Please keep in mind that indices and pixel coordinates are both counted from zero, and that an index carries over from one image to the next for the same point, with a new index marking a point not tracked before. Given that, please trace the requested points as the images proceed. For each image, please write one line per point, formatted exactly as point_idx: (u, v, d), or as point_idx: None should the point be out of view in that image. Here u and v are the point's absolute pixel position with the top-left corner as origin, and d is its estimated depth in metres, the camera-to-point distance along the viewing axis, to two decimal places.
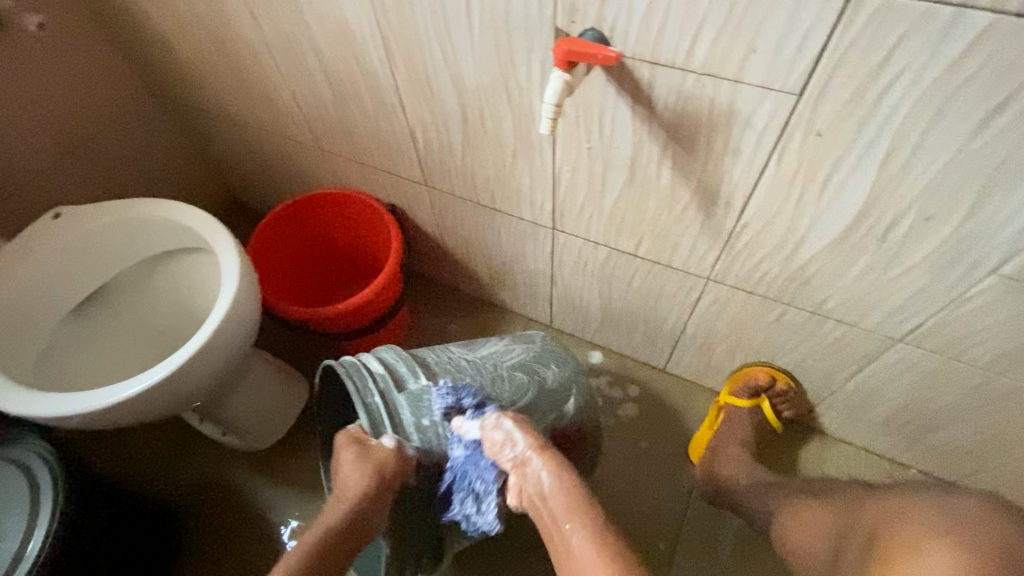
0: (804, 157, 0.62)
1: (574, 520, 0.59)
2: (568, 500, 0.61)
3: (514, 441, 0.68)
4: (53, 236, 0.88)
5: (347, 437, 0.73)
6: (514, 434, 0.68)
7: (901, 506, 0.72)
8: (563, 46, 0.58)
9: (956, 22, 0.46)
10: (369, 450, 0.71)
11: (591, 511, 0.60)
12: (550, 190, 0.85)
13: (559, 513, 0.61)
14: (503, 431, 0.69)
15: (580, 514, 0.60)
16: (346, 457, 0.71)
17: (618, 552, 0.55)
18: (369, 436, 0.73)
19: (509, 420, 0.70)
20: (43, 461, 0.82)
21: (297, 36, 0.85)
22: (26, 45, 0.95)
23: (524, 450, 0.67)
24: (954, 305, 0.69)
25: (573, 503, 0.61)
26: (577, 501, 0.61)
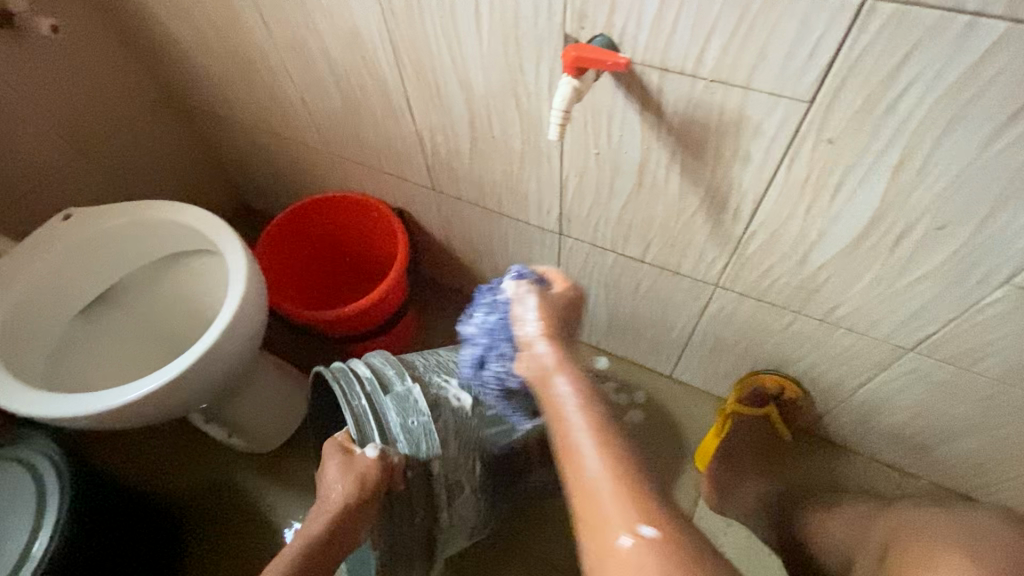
0: (815, 165, 0.61)
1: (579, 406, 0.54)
2: (579, 390, 0.55)
3: (535, 324, 0.61)
4: (65, 238, 0.89)
5: (334, 445, 0.74)
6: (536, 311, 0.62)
7: (914, 518, 0.72)
8: (572, 53, 0.58)
9: (971, 30, 0.45)
10: (352, 461, 0.71)
11: (601, 409, 0.54)
12: (558, 195, 0.85)
13: (567, 406, 0.54)
14: (527, 309, 0.63)
15: (590, 409, 0.53)
16: (331, 468, 0.72)
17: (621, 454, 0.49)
18: (355, 445, 0.73)
19: (536, 296, 0.64)
20: (51, 462, 0.83)
21: (307, 40, 0.85)
22: (40, 48, 0.96)
23: (538, 337, 0.60)
24: (968, 314, 0.68)
25: (579, 390, 0.55)
26: (586, 392, 0.55)
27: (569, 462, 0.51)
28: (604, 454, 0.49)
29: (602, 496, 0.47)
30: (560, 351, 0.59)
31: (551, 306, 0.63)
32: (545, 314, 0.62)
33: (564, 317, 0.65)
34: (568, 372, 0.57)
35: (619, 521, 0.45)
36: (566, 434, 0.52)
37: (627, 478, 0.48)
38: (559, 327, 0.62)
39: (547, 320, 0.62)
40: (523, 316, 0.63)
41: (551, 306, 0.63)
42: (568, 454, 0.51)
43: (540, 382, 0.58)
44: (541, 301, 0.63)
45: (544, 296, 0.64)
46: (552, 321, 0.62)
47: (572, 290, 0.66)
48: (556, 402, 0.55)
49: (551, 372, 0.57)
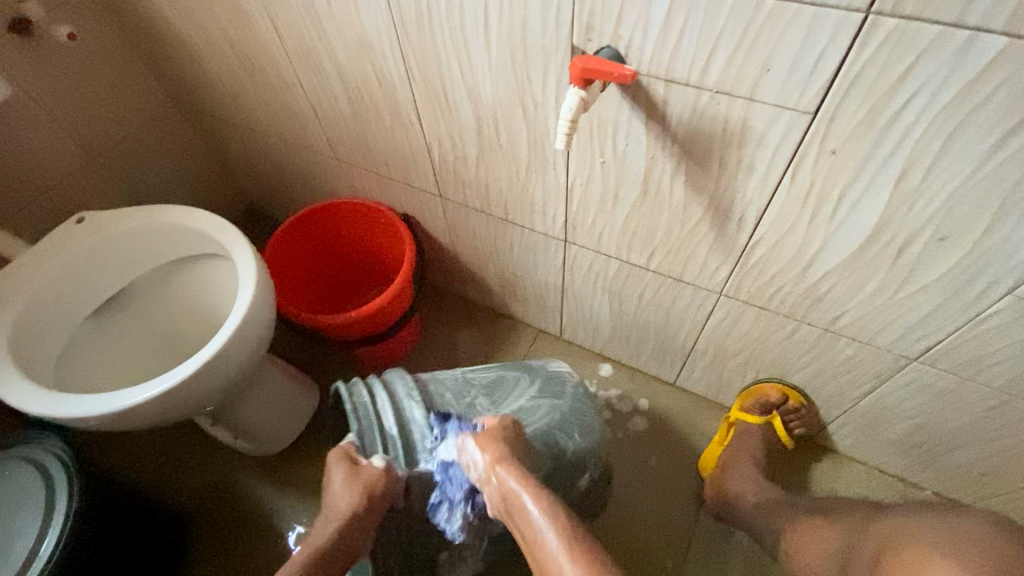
0: (818, 175, 0.62)
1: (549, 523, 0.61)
2: (544, 502, 0.63)
3: (484, 460, 0.69)
4: (77, 240, 0.91)
5: (338, 454, 0.75)
6: (478, 441, 0.70)
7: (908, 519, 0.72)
8: (579, 64, 0.59)
9: (972, 45, 0.46)
10: (359, 470, 0.73)
11: (564, 513, 0.62)
12: (563, 204, 0.86)
13: (535, 523, 0.62)
14: (474, 450, 0.70)
15: (556, 518, 0.61)
16: (336, 479, 0.73)
17: (595, 557, 0.56)
18: (359, 456, 0.75)
19: (479, 435, 0.72)
20: (59, 462, 0.83)
21: (318, 49, 0.87)
22: (57, 54, 0.98)
23: (491, 464, 0.68)
24: (970, 325, 0.69)
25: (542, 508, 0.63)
26: (548, 507, 0.63)
27: (551, 571, 0.58)
28: (578, 553, 0.57)
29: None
30: (517, 475, 0.67)
31: (498, 436, 0.72)
32: (495, 448, 0.70)
33: (512, 439, 0.72)
34: (531, 488, 0.65)
35: None
36: (544, 551, 0.59)
37: (597, 567, 0.55)
38: (510, 453, 0.70)
39: (498, 449, 0.70)
40: (470, 458, 0.71)
41: (498, 437, 0.72)
42: (549, 572, 0.58)
43: (510, 503, 0.66)
44: (489, 426, 0.73)
45: (489, 434, 0.72)
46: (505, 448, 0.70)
47: (503, 421, 0.74)
48: (526, 518, 0.63)
49: (517, 491, 0.65)
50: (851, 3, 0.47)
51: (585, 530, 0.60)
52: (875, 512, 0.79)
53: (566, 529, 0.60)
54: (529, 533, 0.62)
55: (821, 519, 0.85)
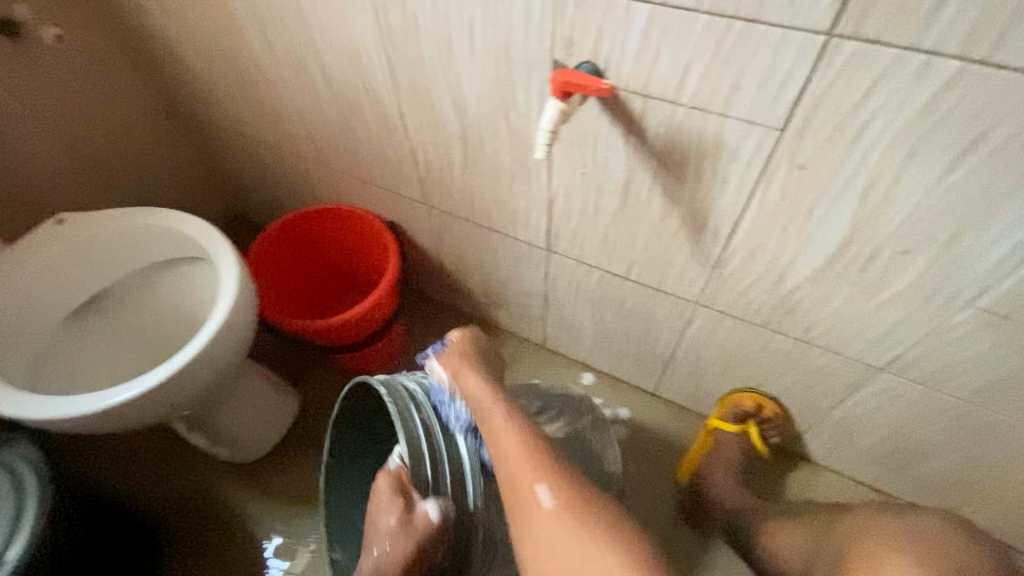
0: (789, 189, 0.64)
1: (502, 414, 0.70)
2: (503, 407, 0.71)
3: (449, 371, 0.77)
4: (57, 241, 0.90)
5: (389, 487, 0.75)
6: (448, 359, 0.79)
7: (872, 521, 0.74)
8: (559, 78, 0.61)
9: (927, 68, 0.49)
10: (379, 482, 0.77)
11: (523, 416, 0.70)
12: (546, 213, 0.87)
13: (494, 422, 0.69)
14: (440, 369, 0.79)
15: (515, 420, 0.69)
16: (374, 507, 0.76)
17: (541, 446, 0.66)
18: (379, 468, 0.80)
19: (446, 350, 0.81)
20: (30, 466, 0.82)
21: (306, 56, 0.88)
22: (44, 55, 0.98)
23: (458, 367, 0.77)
24: (933, 336, 0.71)
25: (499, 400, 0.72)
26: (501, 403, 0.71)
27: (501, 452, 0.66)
28: (532, 448, 0.65)
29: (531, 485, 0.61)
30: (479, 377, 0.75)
31: (466, 348, 0.80)
32: (461, 358, 0.78)
33: (474, 350, 0.80)
34: (507, 435, 0.67)
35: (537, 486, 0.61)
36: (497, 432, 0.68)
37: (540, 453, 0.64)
38: (475, 364, 0.77)
39: (466, 362, 0.77)
40: (441, 376, 0.79)
41: (466, 348, 0.80)
42: (503, 458, 0.65)
43: (474, 406, 0.73)
44: (460, 336, 0.82)
45: (456, 348, 0.80)
46: (470, 354, 0.79)
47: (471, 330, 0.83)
48: (484, 410, 0.71)
49: (477, 391, 0.73)
50: (816, 25, 0.50)
51: (532, 429, 0.68)
52: (837, 513, 0.82)
53: (522, 422, 0.69)
54: (488, 423, 0.70)
55: (790, 522, 0.87)
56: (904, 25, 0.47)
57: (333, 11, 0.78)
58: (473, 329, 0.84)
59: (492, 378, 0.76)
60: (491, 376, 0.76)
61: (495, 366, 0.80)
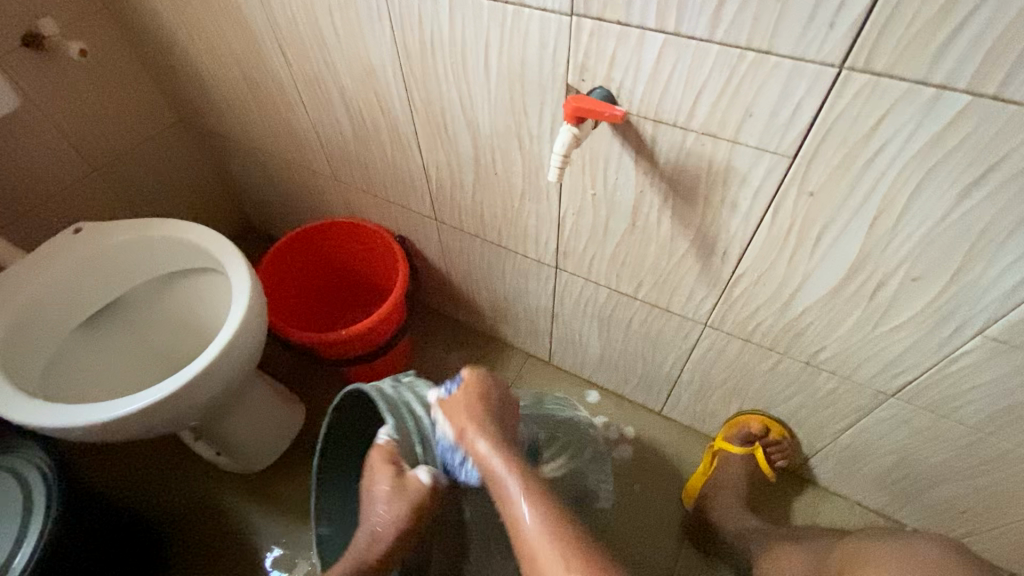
0: (797, 215, 0.65)
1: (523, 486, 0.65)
2: (511, 466, 0.67)
3: (455, 430, 0.72)
4: (74, 250, 0.92)
5: (380, 458, 0.74)
6: (454, 416, 0.73)
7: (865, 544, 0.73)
8: (573, 103, 0.62)
9: (937, 101, 0.50)
10: (403, 480, 0.72)
11: (534, 478, 0.66)
12: (556, 231, 0.88)
13: (506, 486, 0.66)
14: (446, 422, 0.73)
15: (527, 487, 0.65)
16: (377, 492, 0.72)
17: (564, 523, 0.61)
18: (403, 461, 0.74)
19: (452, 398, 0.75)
20: (41, 472, 0.83)
21: (323, 75, 0.90)
22: (67, 69, 1.01)
23: (467, 429, 0.71)
24: (942, 363, 0.71)
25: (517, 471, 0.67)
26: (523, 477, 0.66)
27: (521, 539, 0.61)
28: (547, 518, 0.61)
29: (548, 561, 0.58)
30: (494, 440, 0.70)
31: (474, 398, 0.75)
32: (468, 411, 0.73)
33: (487, 405, 0.75)
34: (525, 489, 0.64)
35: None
36: (516, 512, 0.63)
37: (563, 529, 0.60)
38: (484, 421, 0.72)
39: (473, 420, 0.72)
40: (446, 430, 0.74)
41: (474, 399, 0.75)
42: (516, 527, 0.62)
43: (482, 466, 0.69)
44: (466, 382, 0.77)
45: (462, 400, 0.74)
46: (480, 412, 0.73)
47: (484, 377, 0.77)
48: (501, 485, 0.66)
49: (491, 461, 0.68)
50: (826, 58, 0.51)
51: (545, 493, 0.64)
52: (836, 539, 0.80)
53: (532, 485, 0.65)
54: (502, 494, 0.66)
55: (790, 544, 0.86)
56: (914, 59, 0.48)
57: (351, 32, 0.80)
58: (484, 371, 0.78)
59: (502, 437, 0.71)
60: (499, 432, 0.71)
61: (504, 416, 0.76)
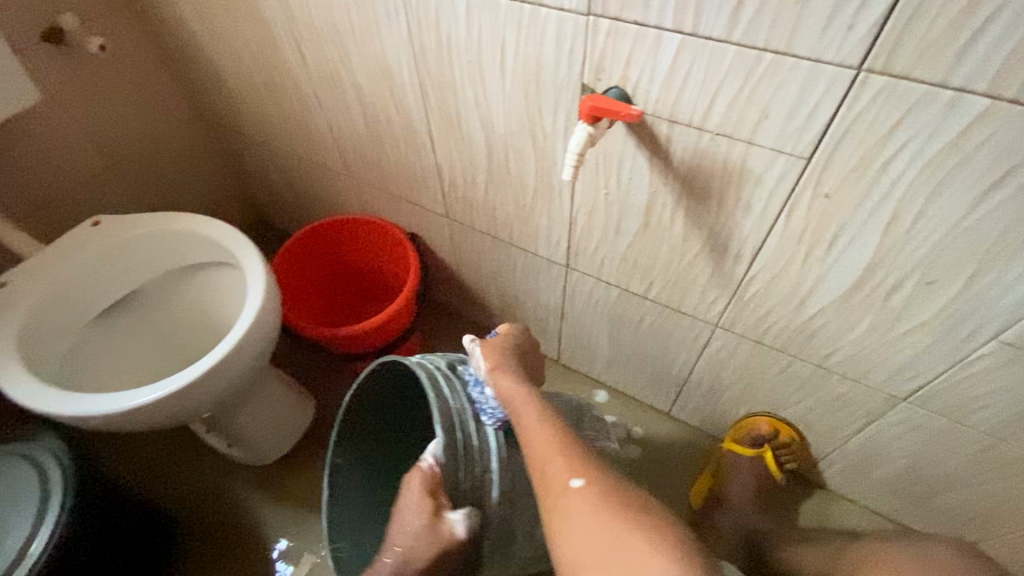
0: (812, 218, 0.65)
1: (537, 411, 0.68)
2: (531, 395, 0.70)
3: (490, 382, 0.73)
4: (92, 242, 0.93)
5: (420, 487, 0.71)
6: (491, 367, 0.74)
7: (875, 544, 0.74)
8: (589, 102, 0.62)
9: (956, 104, 0.50)
10: (438, 526, 0.70)
11: (549, 404, 0.70)
12: (567, 230, 0.88)
13: (539, 438, 0.66)
14: (479, 356, 0.76)
15: (563, 439, 0.65)
16: (413, 517, 0.71)
17: (574, 446, 0.65)
18: (443, 495, 0.71)
19: (488, 353, 0.76)
20: (56, 460, 0.84)
21: (339, 72, 0.91)
22: (87, 62, 1.02)
23: (494, 364, 0.74)
24: (955, 368, 0.71)
25: (533, 396, 0.70)
26: (540, 401, 0.70)
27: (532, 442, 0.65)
28: (586, 474, 0.60)
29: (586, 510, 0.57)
30: (516, 372, 0.74)
31: (506, 356, 0.76)
32: (498, 354, 0.76)
33: (513, 349, 0.79)
34: (536, 406, 0.69)
35: (568, 480, 0.60)
36: (527, 426, 0.67)
37: (569, 445, 0.64)
38: (514, 365, 0.75)
39: (508, 373, 0.73)
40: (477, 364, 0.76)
41: (507, 357, 0.76)
42: (527, 437, 0.66)
43: (503, 399, 0.72)
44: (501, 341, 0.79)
45: (500, 354, 0.76)
46: (506, 354, 0.77)
47: (513, 332, 0.82)
48: (516, 403, 0.70)
49: (511, 386, 0.71)
50: (845, 60, 0.51)
51: (562, 424, 0.68)
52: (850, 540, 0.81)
53: (566, 441, 0.65)
54: (518, 417, 0.69)
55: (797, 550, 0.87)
56: (933, 62, 0.48)
57: (368, 29, 0.81)
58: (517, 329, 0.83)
59: (526, 378, 0.74)
60: (533, 388, 0.72)
61: (530, 368, 0.80)
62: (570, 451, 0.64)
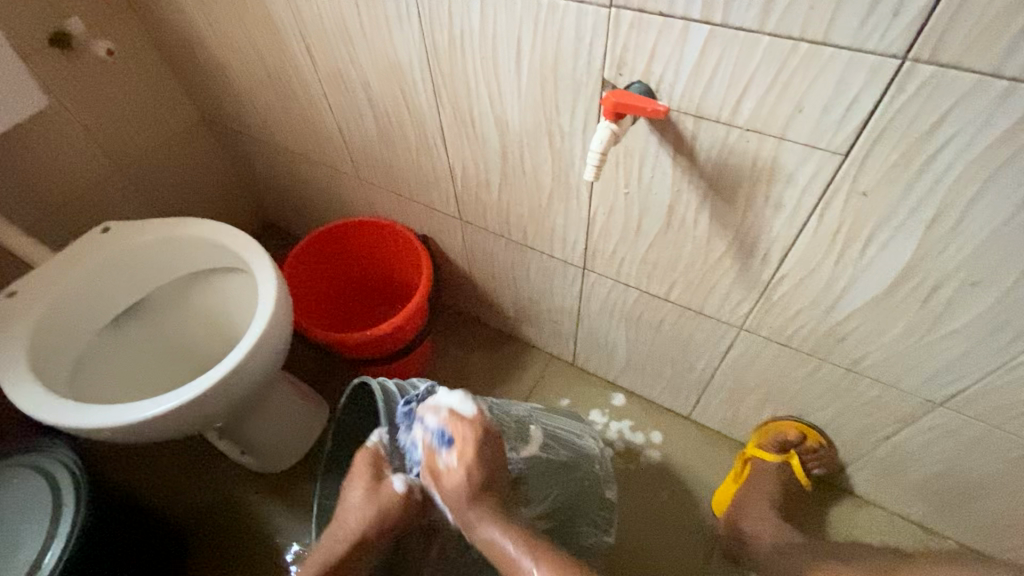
0: (846, 217, 0.62)
1: (537, 559, 0.61)
2: (528, 544, 0.63)
3: (450, 492, 0.67)
4: (100, 249, 0.92)
5: (365, 459, 0.76)
6: (458, 446, 0.68)
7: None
8: (611, 99, 0.60)
9: (1010, 94, 0.46)
10: (376, 488, 0.73)
11: (543, 543, 0.64)
12: (585, 231, 0.86)
13: (514, 554, 0.63)
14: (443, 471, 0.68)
15: (540, 552, 0.62)
16: (358, 481, 0.74)
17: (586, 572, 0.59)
18: (386, 466, 0.76)
19: (448, 460, 0.68)
20: (68, 473, 0.83)
21: (348, 72, 0.89)
22: (95, 67, 1.01)
23: (465, 492, 0.66)
24: (998, 373, 0.67)
25: (530, 545, 0.63)
26: (531, 543, 0.63)
27: None
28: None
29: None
30: (493, 505, 0.67)
31: (478, 435, 0.69)
32: (463, 467, 0.67)
33: (483, 446, 0.68)
34: (527, 548, 0.63)
35: None
36: None
37: None
38: (485, 479, 0.67)
39: (472, 481, 0.67)
40: (439, 482, 0.68)
41: (479, 436, 0.68)
42: None
43: (489, 547, 0.65)
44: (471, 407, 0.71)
45: (462, 455, 0.67)
46: (474, 463, 0.67)
47: (477, 428, 0.69)
48: (517, 565, 0.62)
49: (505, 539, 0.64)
50: (889, 49, 0.48)
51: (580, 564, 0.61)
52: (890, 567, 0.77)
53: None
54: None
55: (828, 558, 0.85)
56: (986, 50, 0.45)
57: (377, 27, 0.78)
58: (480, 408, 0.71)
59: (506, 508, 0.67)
60: (499, 509, 0.67)
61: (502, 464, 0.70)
62: None
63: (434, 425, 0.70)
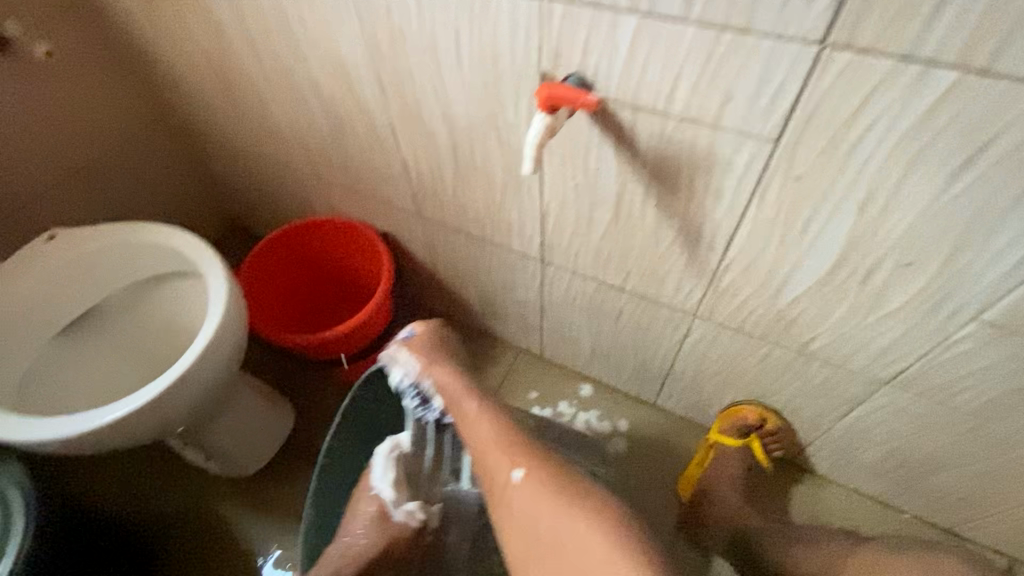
0: (783, 203, 0.63)
1: (489, 418, 0.79)
2: (485, 412, 0.79)
3: (421, 364, 0.86)
4: (46, 258, 0.90)
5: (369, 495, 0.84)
6: (418, 364, 0.86)
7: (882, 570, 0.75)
8: (545, 92, 0.59)
9: (925, 78, 0.47)
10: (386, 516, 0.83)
11: (491, 404, 0.81)
12: (539, 224, 0.86)
13: (468, 407, 0.81)
14: (402, 357, 0.88)
15: (489, 408, 0.80)
16: (364, 514, 0.82)
17: (513, 434, 0.76)
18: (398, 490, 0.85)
19: (411, 347, 0.88)
20: (17, 489, 0.80)
21: (295, 70, 0.87)
22: (36, 70, 0.98)
23: (426, 373, 0.85)
24: (937, 350, 0.69)
25: (487, 413, 0.79)
26: (490, 408, 0.80)
27: (479, 448, 0.77)
28: (502, 436, 0.76)
29: (504, 463, 0.73)
30: (455, 374, 0.85)
31: (428, 362, 0.86)
32: (427, 354, 0.87)
33: (439, 346, 0.89)
34: (483, 408, 0.80)
35: (509, 471, 0.72)
36: (473, 429, 0.79)
37: (513, 445, 0.74)
38: (444, 359, 0.87)
39: (445, 371, 0.85)
40: (406, 363, 0.87)
41: (428, 361, 0.86)
42: (477, 444, 0.77)
43: (444, 390, 0.84)
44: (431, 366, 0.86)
45: (422, 338, 0.89)
46: (433, 343, 0.89)
47: (427, 329, 0.91)
48: (467, 416, 0.80)
49: (465, 402, 0.81)
50: (807, 35, 0.48)
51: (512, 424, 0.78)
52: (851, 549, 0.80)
53: (512, 441, 0.75)
54: (472, 432, 0.78)
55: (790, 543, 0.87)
56: (899, 33, 0.45)
57: (319, 24, 0.77)
58: (435, 322, 0.93)
59: (467, 380, 0.84)
60: (467, 380, 0.84)
61: (456, 351, 0.91)
62: (519, 455, 0.73)
63: (404, 336, 0.91)
